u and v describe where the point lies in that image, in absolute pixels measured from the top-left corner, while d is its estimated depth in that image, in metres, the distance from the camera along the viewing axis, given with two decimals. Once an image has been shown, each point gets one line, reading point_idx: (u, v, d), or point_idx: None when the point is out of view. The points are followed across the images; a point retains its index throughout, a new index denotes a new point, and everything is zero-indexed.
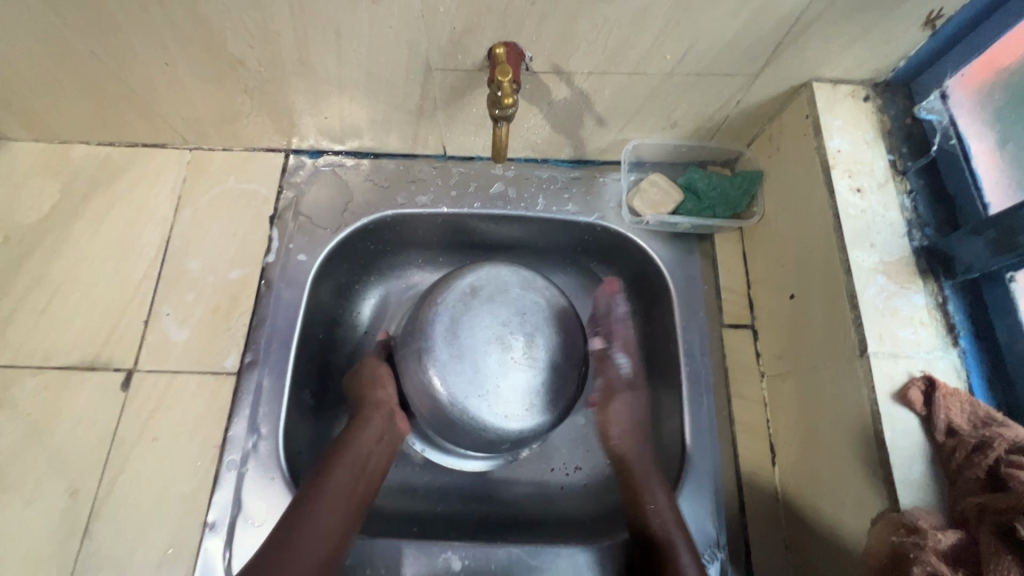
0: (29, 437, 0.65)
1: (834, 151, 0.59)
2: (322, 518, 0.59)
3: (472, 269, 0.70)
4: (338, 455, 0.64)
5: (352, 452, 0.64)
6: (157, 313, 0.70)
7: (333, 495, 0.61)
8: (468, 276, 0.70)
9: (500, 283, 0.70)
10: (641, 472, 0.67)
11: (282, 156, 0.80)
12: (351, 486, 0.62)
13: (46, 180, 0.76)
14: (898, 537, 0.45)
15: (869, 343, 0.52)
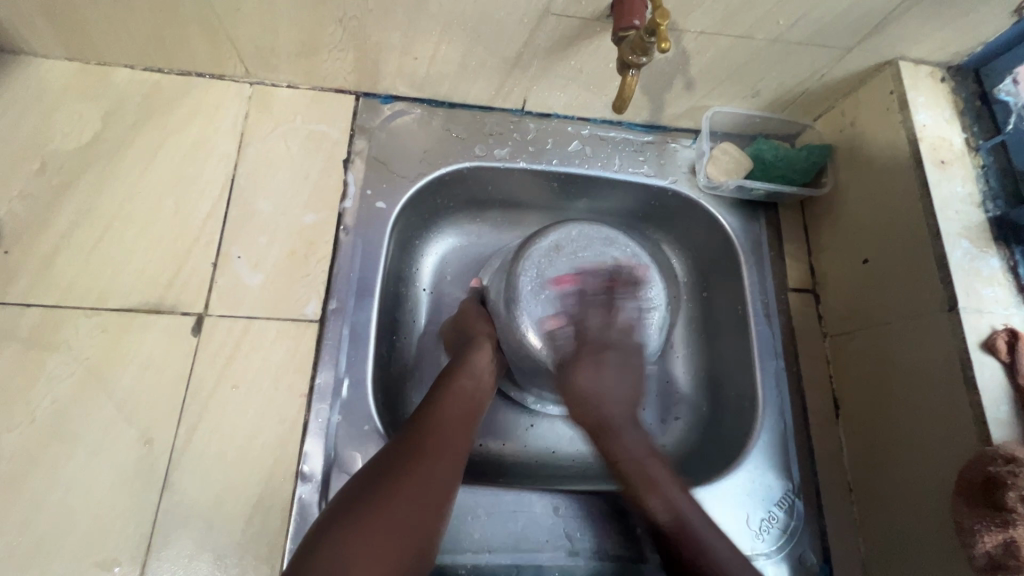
0: (89, 384, 0.59)
1: (921, 124, 0.65)
2: (448, 432, 0.60)
3: (558, 228, 0.72)
4: (452, 382, 0.65)
5: (465, 379, 0.66)
6: (227, 256, 0.66)
7: (453, 414, 0.62)
8: (553, 234, 0.71)
9: (583, 241, 0.72)
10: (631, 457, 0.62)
11: (352, 98, 0.75)
12: (466, 408, 0.64)
13: (85, 105, 0.68)
14: (994, 467, 0.51)
15: (958, 300, 0.58)
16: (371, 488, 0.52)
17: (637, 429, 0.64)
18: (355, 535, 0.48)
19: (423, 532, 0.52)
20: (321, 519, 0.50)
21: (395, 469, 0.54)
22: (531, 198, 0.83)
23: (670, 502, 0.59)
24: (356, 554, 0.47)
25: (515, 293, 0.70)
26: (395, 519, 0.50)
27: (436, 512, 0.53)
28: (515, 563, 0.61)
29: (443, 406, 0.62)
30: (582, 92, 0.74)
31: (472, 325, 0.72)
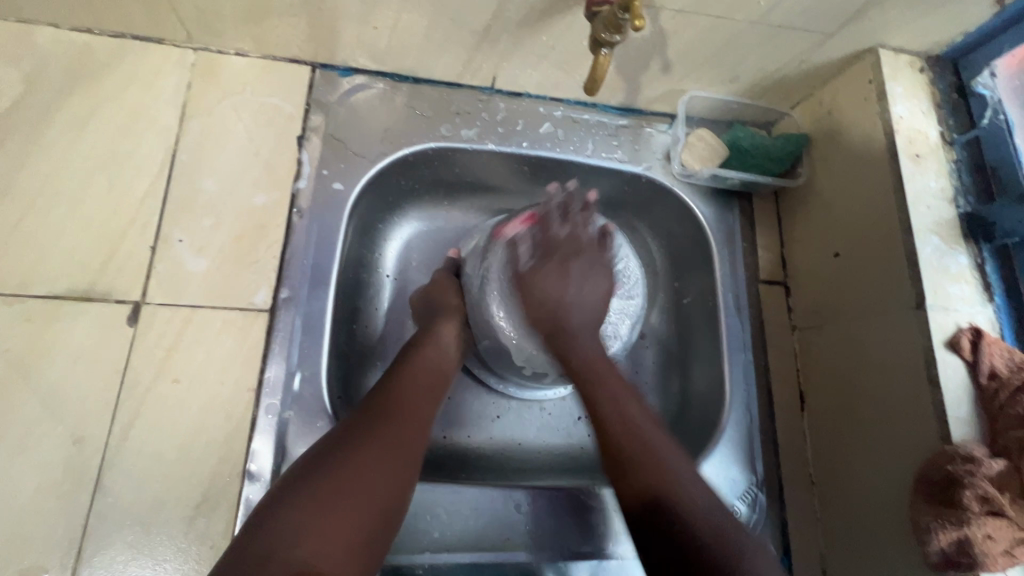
0: (9, 378, 0.54)
1: (898, 117, 0.63)
2: (415, 400, 0.57)
3: (541, 208, 0.70)
4: (417, 353, 0.62)
5: (431, 351, 0.63)
6: (167, 239, 0.61)
7: (419, 382, 0.59)
8: (536, 214, 0.69)
9: None
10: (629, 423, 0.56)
11: (308, 69, 0.70)
12: (434, 377, 0.61)
13: (2, 67, 0.61)
14: (953, 466, 0.51)
15: (926, 298, 0.57)
16: (331, 456, 0.49)
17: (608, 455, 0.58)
18: (313, 502, 0.45)
19: (387, 501, 0.49)
20: (276, 488, 0.47)
21: (358, 437, 0.51)
22: (500, 182, 0.79)
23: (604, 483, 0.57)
24: (313, 519, 0.44)
25: (487, 273, 0.67)
26: (357, 486, 0.48)
27: (401, 480, 0.51)
28: (476, 562, 0.59)
29: (409, 375, 0.59)
30: (555, 71, 0.70)
31: (441, 295, 0.68)
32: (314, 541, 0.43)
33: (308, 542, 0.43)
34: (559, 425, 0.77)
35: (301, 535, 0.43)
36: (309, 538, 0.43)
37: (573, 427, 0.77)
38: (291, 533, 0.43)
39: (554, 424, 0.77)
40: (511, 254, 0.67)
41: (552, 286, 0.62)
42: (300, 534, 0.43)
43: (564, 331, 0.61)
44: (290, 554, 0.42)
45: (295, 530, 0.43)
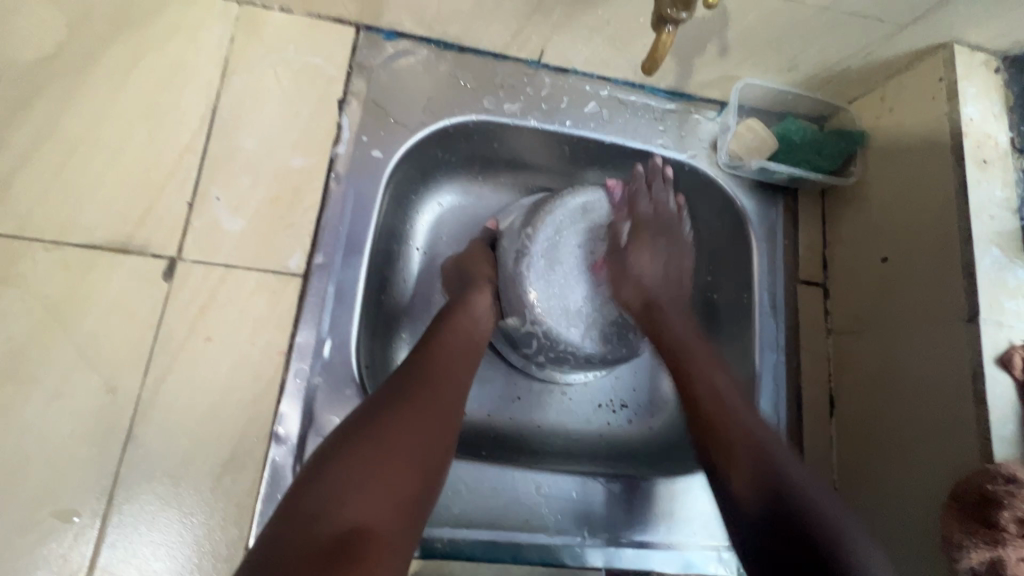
0: (45, 324, 0.54)
1: (968, 118, 0.60)
2: (451, 368, 0.58)
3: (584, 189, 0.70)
4: (451, 319, 0.63)
5: (464, 319, 0.63)
6: (205, 196, 0.60)
7: (454, 350, 0.60)
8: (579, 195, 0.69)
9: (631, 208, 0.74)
10: (681, 343, 0.62)
11: (351, 31, 0.68)
12: (466, 344, 0.62)
13: (47, 9, 0.60)
14: (993, 485, 0.49)
15: (979, 311, 0.55)
16: (372, 417, 0.50)
17: (720, 368, 0.60)
18: (357, 459, 0.46)
19: (429, 462, 0.50)
20: (321, 448, 0.49)
21: (395, 399, 0.52)
22: (539, 160, 0.77)
23: (710, 380, 0.58)
24: (358, 477, 0.45)
25: (526, 248, 0.67)
26: (400, 447, 0.48)
27: (442, 442, 0.52)
28: (494, 539, 0.60)
29: (444, 342, 0.60)
30: (606, 48, 0.67)
31: (474, 267, 0.69)
32: (360, 500, 0.44)
33: (355, 501, 0.44)
34: (580, 411, 0.76)
35: (347, 494, 0.44)
36: (355, 497, 0.44)
37: (593, 414, 0.76)
38: (340, 493, 0.44)
39: (574, 410, 0.76)
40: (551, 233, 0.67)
41: (649, 264, 0.67)
42: (345, 493, 0.44)
43: (659, 305, 0.65)
44: (340, 511, 0.43)
45: (341, 487, 0.44)
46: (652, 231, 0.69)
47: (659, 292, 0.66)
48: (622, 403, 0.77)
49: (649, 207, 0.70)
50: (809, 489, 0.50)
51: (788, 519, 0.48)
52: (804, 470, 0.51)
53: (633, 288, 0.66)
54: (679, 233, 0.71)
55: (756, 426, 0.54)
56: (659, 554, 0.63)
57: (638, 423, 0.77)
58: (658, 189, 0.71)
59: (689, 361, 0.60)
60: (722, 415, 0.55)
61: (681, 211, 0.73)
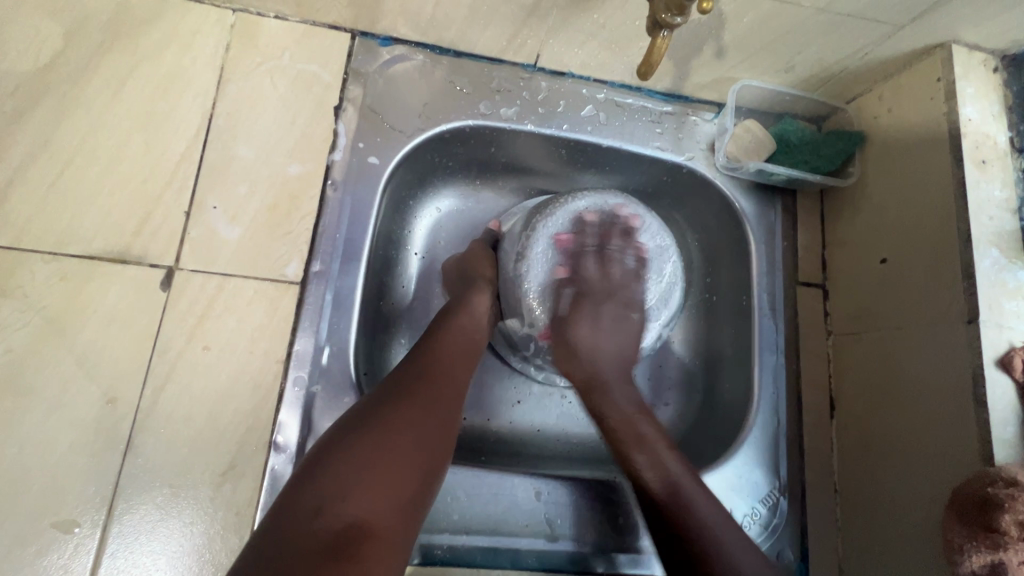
0: (44, 334, 0.54)
1: (966, 119, 0.60)
2: (450, 365, 0.58)
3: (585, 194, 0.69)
4: (451, 320, 0.62)
5: (464, 320, 0.63)
6: (201, 205, 0.60)
7: (455, 348, 0.60)
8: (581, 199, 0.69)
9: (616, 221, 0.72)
10: (633, 435, 0.59)
11: (347, 37, 0.68)
12: (467, 343, 0.62)
13: (42, 20, 0.60)
14: (994, 488, 0.49)
15: (979, 313, 0.54)
16: (372, 412, 0.50)
17: (664, 443, 0.59)
18: (358, 455, 0.46)
19: (431, 458, 0.50)
20: (321, 442, 0.48)
21: (397, 396, 0.52)
22: (536, 164, 0.77)
23: (659, 464, 0.56)
24: (358, 473, 0.45)
25: (527, 249, 0.67)
26: (401, 442, 0.48)
27: (443, 437, 0.52)
28: (494, 545, 0.60)
29: (445, 340, 0.60)
30: (602, 51, 0.67)
31: (475, 267, 0.69)
32: (361, 495, 0.44)
33: (355, 497, 0.44)
34: (580, 414, 0.76)
35: (347, 489, 0.44)
36: (354, 493, 0.44)
37: (593, 418, 0.76)
38: (339, 488, 0.44)
39: (574, 413, 0.76)
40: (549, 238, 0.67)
41: (587, 336, 0.64)
42: (345, 488, 0.44)
43: (601, 385, 0.63)
44: (340, 507, 0.43)
45: (341, 483, 0.44)
46: (596, 296, 0.66)
47: (602, 368, 0.63)
48: None
49: (596, 272, 0.67)
50: (725, 538, 0.52)
51: (698, 569, 0.50)
52: (715, 508, 0.54)
53: (580, 363, 0.63)
54: (627, 296, 0.67)
55: (714, 517, 0.53)
56: (660, 559, 0.63)
57: None
58: (615, 244, 0.68)
59: (628, 448, 0.59)
60: (674, 489, 0.54)
61: (643, 267, 0.68)
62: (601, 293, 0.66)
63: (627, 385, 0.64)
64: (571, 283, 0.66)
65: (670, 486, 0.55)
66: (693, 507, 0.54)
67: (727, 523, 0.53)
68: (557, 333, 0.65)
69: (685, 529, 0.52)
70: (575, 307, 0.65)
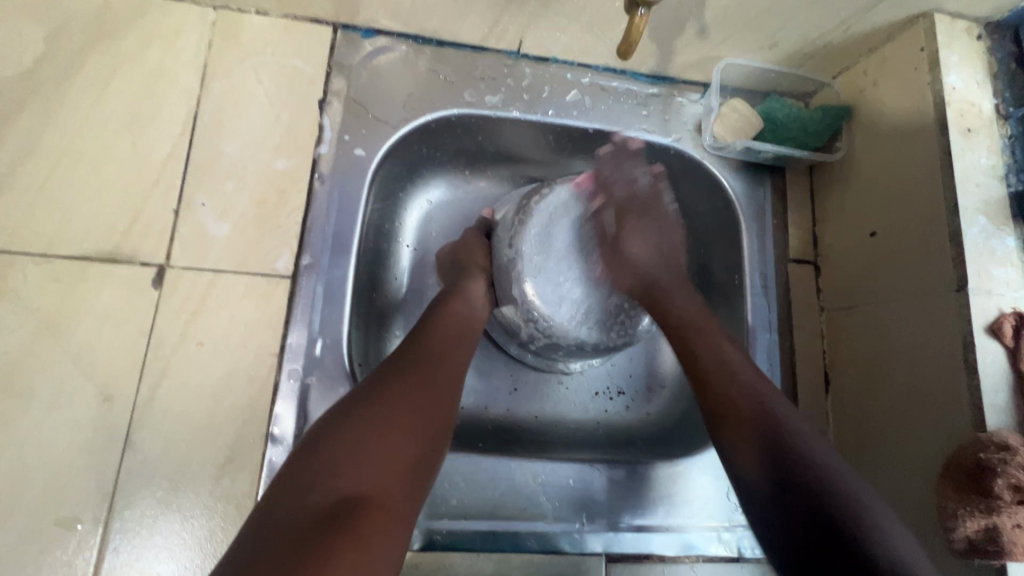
0: (38, 336, 0.55)
1: (950, 87, 0.59)
2: (444, 349, 0.59)
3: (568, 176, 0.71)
4: (448, 304, 0.63)
5: (460, 303, 0.64)
6: (190, 203, 0.61)
7: (449, 332, 0.61)
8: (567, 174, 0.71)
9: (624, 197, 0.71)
10: (694, 325, 0.61)
11: (329, 30, 0.68)
12: (461, 327, 0.62)
13: (23, 24, 0.60)
14: (986, 453, 0.49)
15: (968, 281, 0.55)
16: (365, 394, 0.51)
17: (722, 335, 0.60)
18: (351, 432, 0.47)
19: (427, 435, 0.51)
20: (316, 424, 0.49)
21: (391, 378, 0.53)
22: (525, 151, 0.77)
23: (721, 355, 0.58)
24: (351, 449, 0.46)
25: (518, 236, 0.68)
26: (395, 420, 0.49)
27: (439, 418, 0.53)
28: (493, 530, 0.61)
29: (438, 325, 0.61)
30: (584, 34, 0.67)
31: (468, 254, 0.69)
32: (354, 469, 0.45)
33: (348, 471, 0.44)
34: (577, 399, 0.76)
35: (340, 465, 0.44)
36: (349, 467, 0.44)
37: (590, 402, 0.76)
38: (333, 464, 0.45)
39: (570, 398, 0.76)
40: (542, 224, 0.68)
41: (639, 245, 0.68)
42: (339, 464, 0.44)
43: (662, 288, 0.65)
44: (334, 481, 0.43)
45: (334, 459, 0.45)
46: (634, 212, 0.69)
47: (654, 267, 0.67)
48: (619, 390, 0.78)
49: (623, 189, 0.69)
50: (856, 486, 0.47)
51: (789, 488, 0.48)
52: (815, 434, 0.51)
53: (626, 271, 0.66)
54: (661, 210, 0.70)
55: (799, 424, 0.52)
56: (660, 538, 0.63)
57: (635, 409, 0.77)
58: (626, 167, 0.70)
59: (703, 348, 0.59)
60: (765, 410, 0.53)
61: (656, 183, 0.71)
62: (635, 210, 0.69)
63: (683, 288, 0.66)
64: (611, 204, 0.69)
65: (761, 413, 0.52)
66: (787, 426, 0.52)
67: (824, 443, 0.51)
68: (611, 246, 0.67)
69: (770, 443, 0.50)
70: (620, 223, 0.68)
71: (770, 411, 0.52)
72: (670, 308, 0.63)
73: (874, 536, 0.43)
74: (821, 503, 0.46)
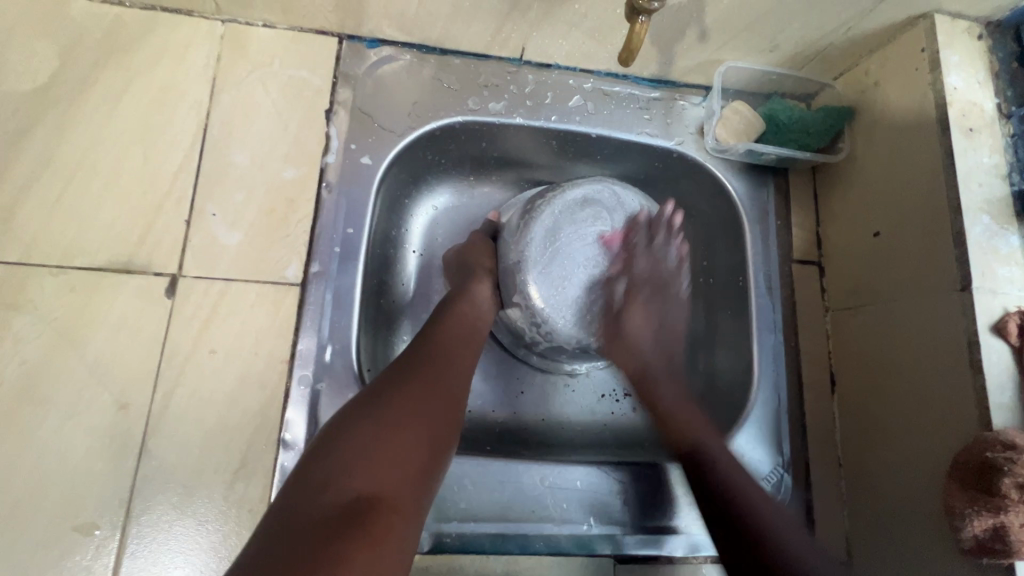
0: (55, 346, 0.56)
1: (951, 88, 0.60)
2: (452, 351, 0.60)
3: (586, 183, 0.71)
4: (455, 308, 0.64)
5: (467, 306, 0.65)
6: (201, 213, 0.62)
7: (455, 336, 0.61)
8: (581, 188, 0.70)
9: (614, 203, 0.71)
10: (646, 374, 0.68)
11: (334, 41, 0.69)
12: (468, 331, 0.63)
13: (38, 41, 0.62)
14: (994, 452, 0.49)
15: (972, 280, 0.55)
16: (377, 395, 0.52)
17: (705, 424, 0.63)
18: (365, 432, 0.48)
19: (436, 437, 0.51)
20: (327, 426, 0.50)
21: (400, 380, 0.54)
22: (529, 156, 0.78)
23: (679, 403, 0.65)
24: (365, 449, 0.47)
25: (523, 240, 0.68)
26: (406, 421, 0.50)
27: (449, 419, 0.54)
28: (501, 532, 0.61)
29: (444, 328, 0.62)
30: (586, 41, 0.68)
31: (475, 257, 0.70)
32: (366, 471, 0.45)
33: (361, 472, 0.45)
34: (583, 401, 0.77)
35: (353, 466, 0.45)
36: (361, 468, 0.45)
37: (596, 404, 0.77)
38: (345, 465, 0.45)
39: (578, 401, 0.77)
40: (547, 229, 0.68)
41: (638, 324, 0.69)
42: (352, 465, 0.45)
43: (649, 377, 0.68)
44: (346, 482, 0.44)
45: (347, 461, 0.46)
46: (645, 293, 0.71)
47: (653, 352, 0.69)
48: (625, 392, 0.78)
49: (644, 268, 0.71)
50: (789, 541, 0.52)
51: (735, 522, 0.54)
52: (751, 481, 0.57)
53: (625, 349, 0.68)
54: (672, 291, 0.72)
55: (727, 460, 0.59)
56: (667, 539, 0.64)
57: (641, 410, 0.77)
58: (658, 244, 0.72)
59: (650, 397, 0.67)
60: (699, 443, 0.61)
61: (682, 263, 0.73)
62: (644, 286, 0.71)
63: (657, 343, 0.69)
64: (627, 279, 0.70)
65: (692, 445, 0.61)
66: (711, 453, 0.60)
67: (766, 499, 0.56)
68: (612, 313, 0.69)
69: (694, 468, 0.60)
70: (627, 297, 0.70)
71: (706, 445, 0.60)
72: (648, 386, 0.67)
73: (783, 555, 0.51)
74: (745, 525, 0.54)
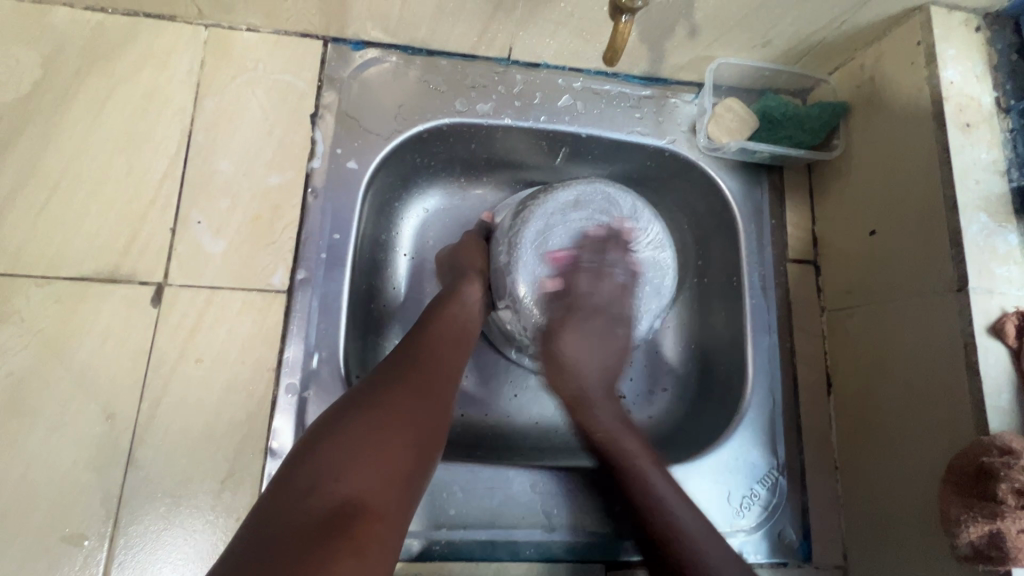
0: (41, 356, 0.56)
1: (948, 82, 0.58)
2: (440, 352, 0.59)
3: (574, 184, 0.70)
4: (445, 309, 0.63)
5: (456, 307, 0.64)
6: (186, 220, 0.61)
7: (444, 339, 0.61)
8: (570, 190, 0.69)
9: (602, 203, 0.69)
10: (616, 439, 0.62)
11: (319, 44, 0.68)
12: (457, 333, 0.62)
13: (21, 50, 0.62)
14: (989, 457, 0.48)
15: (969, 280, 0.53)
16: (363, 398, 0.51)
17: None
18: (351, 436, 0.47)
19: (423, 440, 0.51)
20: (312, 430, 0.49)
21: (387, 384, 0.53)
22: (519, 157, 0.77)
23: (643, 480, 0.58)
24: (351, 454, 0.46)
25: (516, 239, 0.67)
26: (392, 423, 0.49)
27: (436, 422, 0.53)
28: (492, 539, 0.61)
29: (432, 332, 0.61)
30: (573, 39, 0.67)
31: (468, 257, 0.70)
32: (351, 474, 0.45)
33: (345, 475, 0.45)
34: None
35: (337, 470, 0.45)
36: (345, 472, 0.45)
37: None
38: (330, 469, 0.45)
39: None
40: (540, 227, 0.67)
41: (575, 347, 0.65)
42: (336, 469, 0.45)
43: (587, 398, 0.65)
44: (331, 486, 0.44)
45: (331, 464, 0.45)
46: (581, 316, 0.66)
47: (591, 383, 0.65)
48: None
49: (586, 286, 0.66)
50: (699, 543, 0.54)
51: (659, 549, 0.55)
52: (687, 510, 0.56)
53: (555, 368, 0.65)
54: (609, 283, 0.67)
55: (670, 494, 0.57)
56: None
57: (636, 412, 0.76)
58: (603, 206, 0.69)
59: (617, 468, 0.61)
60: (626, 456, 0.60)
61: (636, 276, 0.68)
62: (575, 301, 0.66)
63: (613, 403, 0.65)
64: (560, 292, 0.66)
65: (638, 483, 0.58)
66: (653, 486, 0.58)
67: (686, 505, 0.57)
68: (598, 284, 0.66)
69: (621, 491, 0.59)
70: (562, 317, 0.65)
71: (654, 494, 0.57)
72: (588, 424, 0.64)
73: (700, 563, 0.53)
74: (666, 543, 0.55)
